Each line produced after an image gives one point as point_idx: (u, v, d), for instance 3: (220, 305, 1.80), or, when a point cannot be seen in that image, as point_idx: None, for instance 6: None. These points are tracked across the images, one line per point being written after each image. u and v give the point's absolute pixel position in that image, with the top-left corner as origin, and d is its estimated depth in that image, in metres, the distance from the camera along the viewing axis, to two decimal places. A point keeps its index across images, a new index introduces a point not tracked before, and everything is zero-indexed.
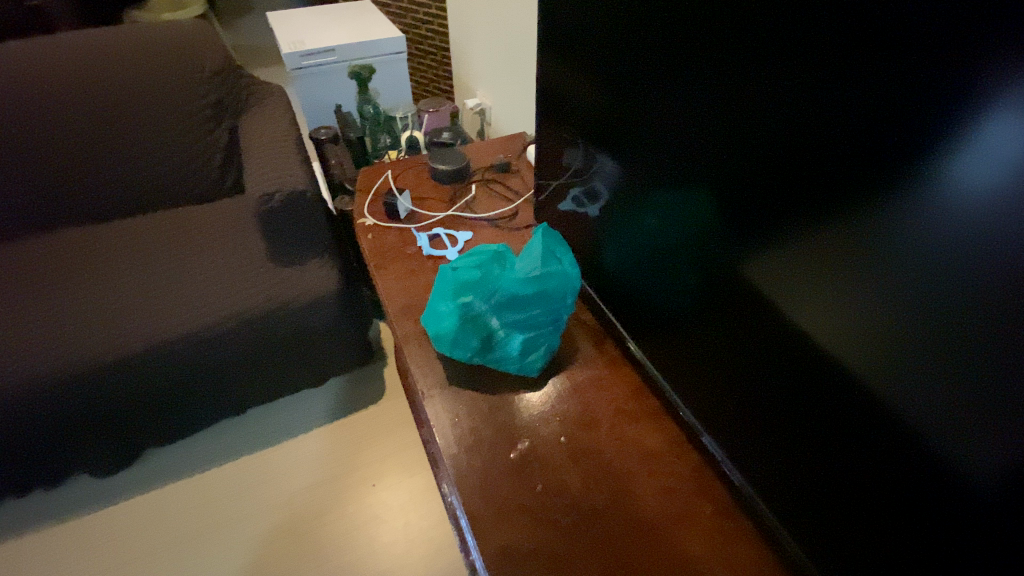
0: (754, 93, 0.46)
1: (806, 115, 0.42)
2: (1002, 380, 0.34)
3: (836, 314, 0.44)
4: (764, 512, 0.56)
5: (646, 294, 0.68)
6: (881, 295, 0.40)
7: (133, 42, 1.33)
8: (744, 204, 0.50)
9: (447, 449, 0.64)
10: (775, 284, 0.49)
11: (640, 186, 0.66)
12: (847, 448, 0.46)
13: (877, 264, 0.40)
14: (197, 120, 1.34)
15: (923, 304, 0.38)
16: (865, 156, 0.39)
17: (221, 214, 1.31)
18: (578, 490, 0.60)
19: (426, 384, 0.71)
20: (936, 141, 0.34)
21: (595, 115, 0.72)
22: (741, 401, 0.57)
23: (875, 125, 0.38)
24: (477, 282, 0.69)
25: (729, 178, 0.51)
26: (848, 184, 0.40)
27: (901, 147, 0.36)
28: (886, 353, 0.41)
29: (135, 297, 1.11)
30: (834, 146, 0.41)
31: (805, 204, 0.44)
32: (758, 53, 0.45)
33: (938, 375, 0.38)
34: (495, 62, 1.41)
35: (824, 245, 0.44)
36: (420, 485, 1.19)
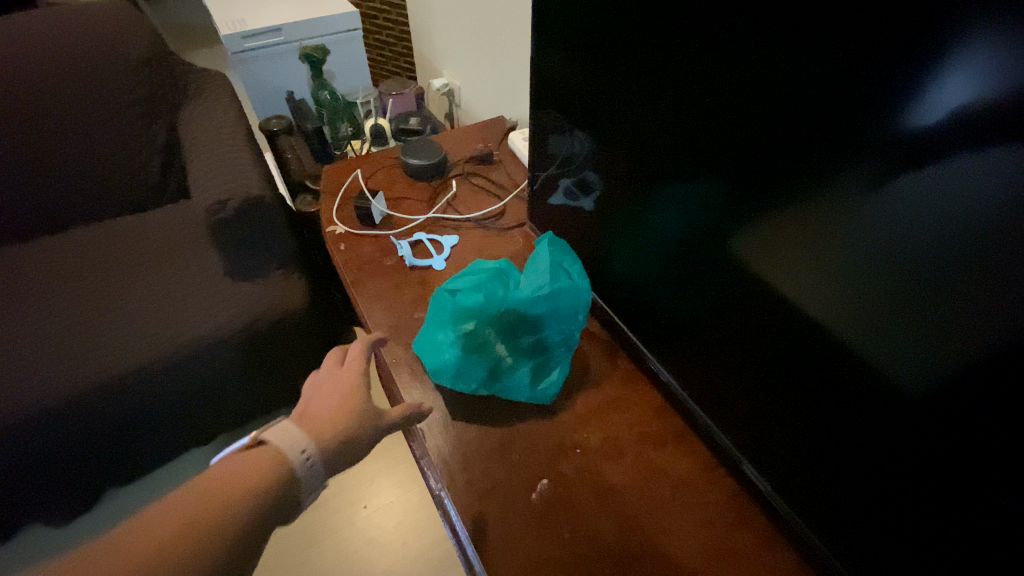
0: (750, 72, 0.43)
1: (792, 85, 0.40)
2: (988, 346, 0.34)
3: (835, 294, 0.43)
4: (814, 544, 0.52)
5: (666, 306, 0.62)
6: (863, 261, 0.40)
7: (40, 28, 1.14)
8: (734, 184, 0.48)
9: (460, 502, 0.57)
10: (760, 257, 0.48)
11: (651, 185, 0.59)
12: (921, 490, 0.41)
13: (848, 228, 0.40)
14: (128, 118, 1.17)
15: (901, 267, 0.37)
16: (848, 122, 0.37)
17: (167, 224, 1.16)
18: (610, 535, 0.55)
19: (428, 423, 0.63)
20: (916, 98, 0.33)
21: (596, 105, 0.63)
22: (771, 409, 0.53)
23: (861, 89, 0.36)
24: (479, 305, 0.62)
25: (718, 157, 0.49)
26: (819, 150, 0.40)
27: (887, 110, 0.35)
28: (876, 324, 0.40)
29: (75, 328, 0.98)
30: (810, 112, 0.39)
31: (791, 177, 0.43)
32: (786, 37, 0.39)
33: (926, 343, 0.37)
34: (461, 39, 1.29)
35: (809, 218, 0.43)
36: (415, 501, 1.13)
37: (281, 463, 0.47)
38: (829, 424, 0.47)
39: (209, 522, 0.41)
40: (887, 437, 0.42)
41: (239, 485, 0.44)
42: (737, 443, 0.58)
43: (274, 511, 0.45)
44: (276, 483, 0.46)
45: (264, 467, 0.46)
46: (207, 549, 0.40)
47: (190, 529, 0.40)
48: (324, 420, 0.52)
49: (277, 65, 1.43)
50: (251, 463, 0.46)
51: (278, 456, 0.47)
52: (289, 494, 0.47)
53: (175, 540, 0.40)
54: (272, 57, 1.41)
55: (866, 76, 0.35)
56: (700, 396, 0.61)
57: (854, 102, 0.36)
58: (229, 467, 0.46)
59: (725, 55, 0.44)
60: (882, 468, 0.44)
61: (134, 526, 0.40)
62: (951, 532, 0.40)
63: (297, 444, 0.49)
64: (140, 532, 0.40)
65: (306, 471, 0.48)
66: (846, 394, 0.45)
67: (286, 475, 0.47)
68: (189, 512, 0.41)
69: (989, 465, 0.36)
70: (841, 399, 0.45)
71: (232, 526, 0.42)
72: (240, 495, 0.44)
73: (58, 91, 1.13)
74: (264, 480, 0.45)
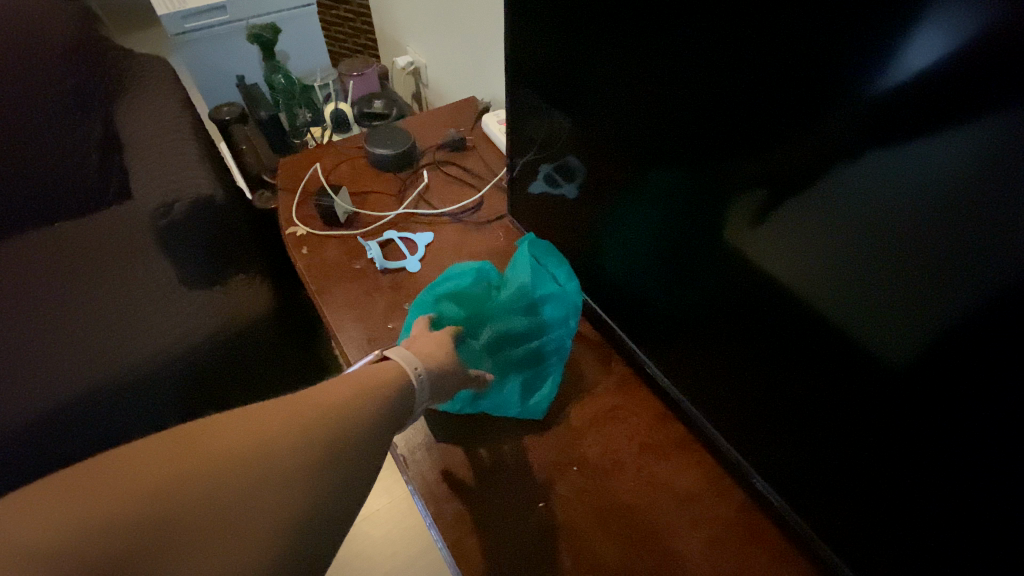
0: (755, 46, 0.37)
1: (780, 52, 0.35)
2: (1010, 326, 0.30)
3: (829, 280, 0.39)
4: (830, 559, 0.49)
5: (662, 305, 0.57)
6: (867, 241, 0.36)
7: None
8: (717, 167, 0.44)
9: (447, 535, 0.52)
10: (754, 242, 0.44)
11: (640, 174, 0.53)
12: (956, 510, 0.37)
13: (847, 203, 0.36)
14: (55, 112, 1.05)
15: (910, 245, 0.33)
16: (847, 87, 0.33)
17: (111, 229, 1.06)
18: (613, 561, 0.51)
19: (409, 445, 0.58)
20: (912, 47, 0.29)
21: (572, 85, 0.57)
22: (777, 415, 0.49)
23: (857, 49, 0.32)
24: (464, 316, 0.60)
25: (696, 136, 0.44)
26: (822, 122, 0.35)
27: (883, 72, 0.31)
28: (883, 309, 0.37)
29: (10, 351, 0.88)
30: (811, 82, 0.34)
31: (775, 153, 0.39)
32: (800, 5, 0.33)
33: (938, 325, 0.34)
34: (424, 12, 1.19)
35: (790, 196, 0.39)
36: (403, 509, 1.07)
37: (398, 386, 0.47)
38: (852, 436, 0.43)
39: (295, 457, 0.38)
40: (918, 455, 0.38)
41: (338, 420, 0.41)
42: (743, 451, 0.54)
43: (366, 460, 0.42)
44: (372, 428, 0.43)
45: (367, 401, 0.44)
46: (281, 491, 0.37)
47: (280, 454, 0.38)
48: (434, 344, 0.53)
49: (222, 46, 1.31)
50: (365, 389, 0.45)
51: (397, 372, 0.49)
52: (402, 413, 0.47)
53: (262, 461, 0.37)
54: (216, 38, 1.29)
55: (863, 35, 0.31)
56: (703, 400, 0.57)
57: (850, 65, 0.32)
58: (340, 390, 0.44)
59: (719, 24, 0.38)
60: (911, 485, 0.40)
61: (235, 429, 0.38)
62: (999, 560, 0.36)
63: (411, 359, 0.50)
64: (236, 439, 0.38)
65: (418, 389, 0.49)
66: (870, 409, 0.40)
67: (396, 402, 0.46)
68: (284, 435, 0.39)
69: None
70: (863, 413, 0.41)
71: (312, 472, 0.39)
72: (333, 433, 0.41)
73: None
74: (362, 420, 0.43)
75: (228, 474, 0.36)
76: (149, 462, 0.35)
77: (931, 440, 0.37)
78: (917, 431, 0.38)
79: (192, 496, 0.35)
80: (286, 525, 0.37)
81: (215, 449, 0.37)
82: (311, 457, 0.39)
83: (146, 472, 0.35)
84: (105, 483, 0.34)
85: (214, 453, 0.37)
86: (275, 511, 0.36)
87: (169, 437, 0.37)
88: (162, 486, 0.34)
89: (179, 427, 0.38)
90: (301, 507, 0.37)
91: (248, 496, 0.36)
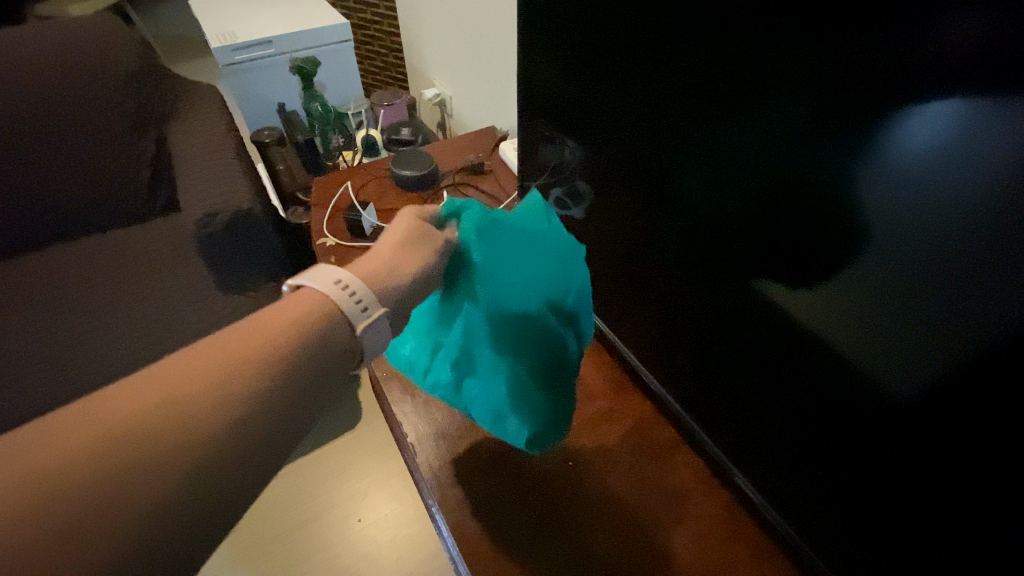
0: (723, 88, 0.42)
1: (747, 92, 0.41)
2: (982, 346, 0.33)
3: (820, 305, 0.42)
4: (807, 554, 0.52)
5: (658, 317, 0.63)
6: (867, 272, 0.38)
7: (23, 43, 1.14)
8: (705, 195, 0.49)
9: (447, 515, 0.58)
10: (755, 269, 0.47)
11: (640, 198, 0.58)
12: (911, 498, 0.41)
13: (850, 237, 0.38)
14: (116, 132, 1.17)
15: (903, 277, 0.36)
16: (828, 135, 0.36)
17: (156, 238, 1.15)
18: (600, 547, 0.55)
19: (415, 432, 0.66)
20: (870, 97, 0.33)
21: (579, 115, 0.63)
22: (764, 419, 0.53)
23: (811, 94, 0.36)
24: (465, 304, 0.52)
25: (687, 164, 0.49)
26: (813, 166, 0.38)
27: (856, 120, 0.35)
28: (869, 331, 0.39)
29: (59, 344, 0.96)
30: (791, 128, 0.39)
31: (757, 186, 0.43)
32: (759, 54, 0.39)
33: (923, 347, 0.36)
34: (452, 49, 1.29)
35: (790, 232, 0.42)
36: (410, 514, 1.11)
37: (309, 317, 0.40)
38: (826, 437, 0.47)
39: (179, 438, 0.33)
40: (877, 448, 0.42)
41: (228, 383, 0.36)
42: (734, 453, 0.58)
43: (333, 380, 0.41)
44: (279, 384, 0.38)
45: (268, 354, 0.38)
46: (175, 479, 0.33)
47: (221, 394, 0.35)
48: (371, 261, 0.46)
49: (266, 77, 1.43)
50: (264, 336, 0.38)
51: (315, 294, 0.42)
52: (328, 343, 0.40)
53: (213, 396, 0.35)
54: (261, 69, 1.41)
55: (820, 76, 0.35)
56: (700, 407, 0.61)
57: (810, 110, 0.37)
58: (233, 346, 0.38)
59: (697, 68, 0.44)
60: (871, 477, 0.44)
61: (103, 418, 0.33)
62: (947, 544, 0.40)
63: (333, 274, 0.43)
64: (106, 431, 0.33)
65: (348, 305, 0.42)
66: (836, 406, 0.44)
67: (309, 338, 0.40)
68: (160, 418, 0.34)
69: (995, 487, 0.35)
70: (832, 411, 0.45)
71: (209, 450, 0.34)
72: (223, 403, 0.35)
73: (45, 107, 1.13)
74: (265, 375, 0.37)
75: (102, 474, 0.31)
76: (96, 420, 0.33)
77: (886, 434, 0.41)
78: (873, 426, 0.42)
79: (106, 482, 0.31)
80: (187, 509, 0.33)
81: (167, 391, 0.35)
82: (201, 436, 0.34)
83: (76, 439, 0.32)
84: (61, 440, 0.32)
85: (166, 395, 0.35)
86: (199, 479, 0.33)
87: (115, 394, 0.35)
88: (119, 436, 0.33)
89: (125, 379, 0.36)
90: (253, 450, 0.36)
91: (132, 490, 0.32)
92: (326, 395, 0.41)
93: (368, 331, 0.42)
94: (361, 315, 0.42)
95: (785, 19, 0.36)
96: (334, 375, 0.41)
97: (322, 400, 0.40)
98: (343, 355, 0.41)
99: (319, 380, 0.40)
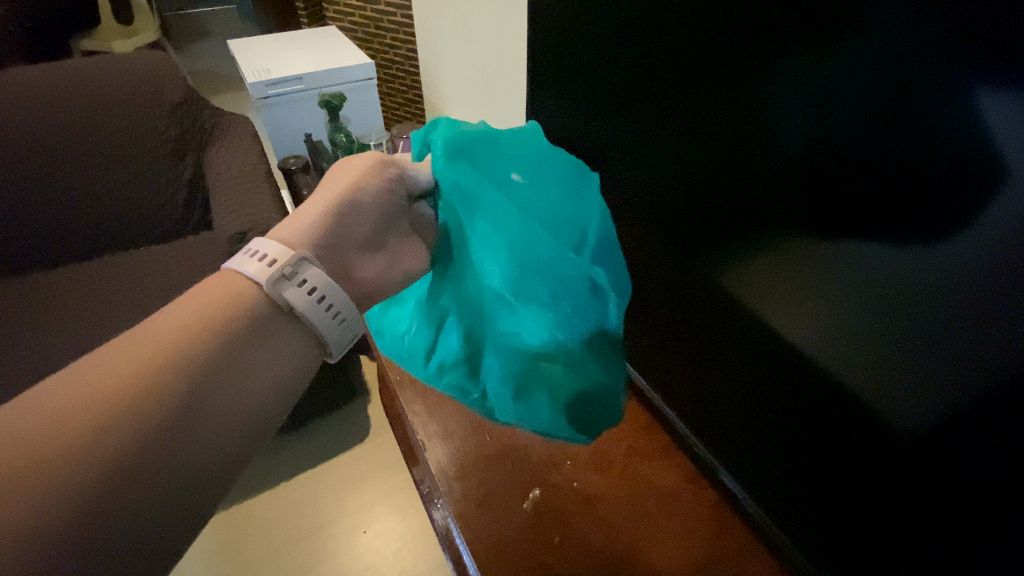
0: (712, 126, 0.51)
1: (731, 130, 0.49)
2: (945, 352, 0.39)
3: (835, 330, 0.46)
4: (784, 544, 0.60)
5: (657, 330, 0.70)
6: (855, 293, 0.44)
7: (83, 76, 1.26)
8: (703, 220, 0.56)
9: (457, 507, 0.69)
10: (750, 290, 0.54)
11: (647, 221, 0.65)
12: (878, 478, 0.47)
13: (840, 265, 0.44)
14: (158, 156, 1.27)
15: (886, 299, 0.42)
16: (812, 176, 0.43)
17: (188, 253, 1.23)
18: (596, 540, 0.64)
19: (428, 433, 0.77)
20: (841, 142, 0.41)
21: (581, 146, 0.71)
22: (761, 421, 0.58)
23: (786, 132, 0.44)
24: (458, 239, 0.55)
25: (698, 194, 0.55)
26: (804, 202, 0.45)
27: (833, 163, 0.42)
28: (848, 342, 0.46)
29: (94, 346, 1.03)
30: (781, 167, 0.46)
31: (749, 214, 0.50)
32: (741, 96, 0.47)
33: (898, 355, 0.42)
34: (468, 88, 1.40)
35: (787, 259, 0.49)
36: (415, 526, 1.14)
37: (231, 293, 0.43)
38: (812, 431, 0.52)
39: (129, 405, 0.36)
40: (846, 435, 0.48)
41: (162, 354, 0.38)
42: (731, 456, 0.64)
43: (296, 344, 0.45)
44: (209, 354, 0.40)
45: (211, 317, 0.41)
46: (123, 444, 0.35)
47: (187, 353, 0.39)
48: (291, 221, 0.50)
49: (297, 110, 1.54)
50: (195, 311, 0.41)
51: (236, 274, 0.45)
52: (255, 317, 0.43)
53: (176, 354, 0.39)
54: (292, 103, 1.52)
55: (823, 112, 0.41)
56: (702, 412, 0.67)
57: (787, 148, 0.44)
58: (168, 322, 0.41)
59: (686, 108, 0.53)
60: (841, 462, 0.50)
61: (64, 391, 0.36)
62: (909, 519, 0.45)
63: (247, 244, 0.46)
64: (67, 401, 0.35)
65: (260, 268, 0.44)
66: (811, 398, 0.51)
67: (234, 311, 0.42)
68: (109, 387, 0.36)
69: (951, 463, 0.40)
70: (811, 406, 0.51)
71: (154, 418, 0.36)
72: (160, 374, 0.37)
73: (97, 132, 1.23)
74: (196, 345, 0.40)
75: (68, 440, 0.34)
76: (75, 387, 0.36)
77: (853, 423, 0.47)
78: (844, 413, 0.48)
79: (94, 432, 0.34)
80: (137, 472, 0.35)
81: (140, 354, 0.38)
82: (143, 403, 0.36)
83: (61, 402, 0.35)
84: (50, 403, 0.35)
85: (139, 357, 0.38)
86: (180, 423, 0.37)
87: (91, 363, 0.38)
88: (100, 395, 0.36)
89: (97, 352, 0.39)
90: (229, 401, 0.40)
91: (125, 436, 0.35)
92: (292, 357, 0.44)
93: (286, 284, 0.44)
94: (274, 270, 0.44)
95: (772, 65, 0.44)
96: (268, 344, 0.43)
97: (293, 361, 0.44)
98: (272, 320, 0.44)
99: (283, 344, 0.44)
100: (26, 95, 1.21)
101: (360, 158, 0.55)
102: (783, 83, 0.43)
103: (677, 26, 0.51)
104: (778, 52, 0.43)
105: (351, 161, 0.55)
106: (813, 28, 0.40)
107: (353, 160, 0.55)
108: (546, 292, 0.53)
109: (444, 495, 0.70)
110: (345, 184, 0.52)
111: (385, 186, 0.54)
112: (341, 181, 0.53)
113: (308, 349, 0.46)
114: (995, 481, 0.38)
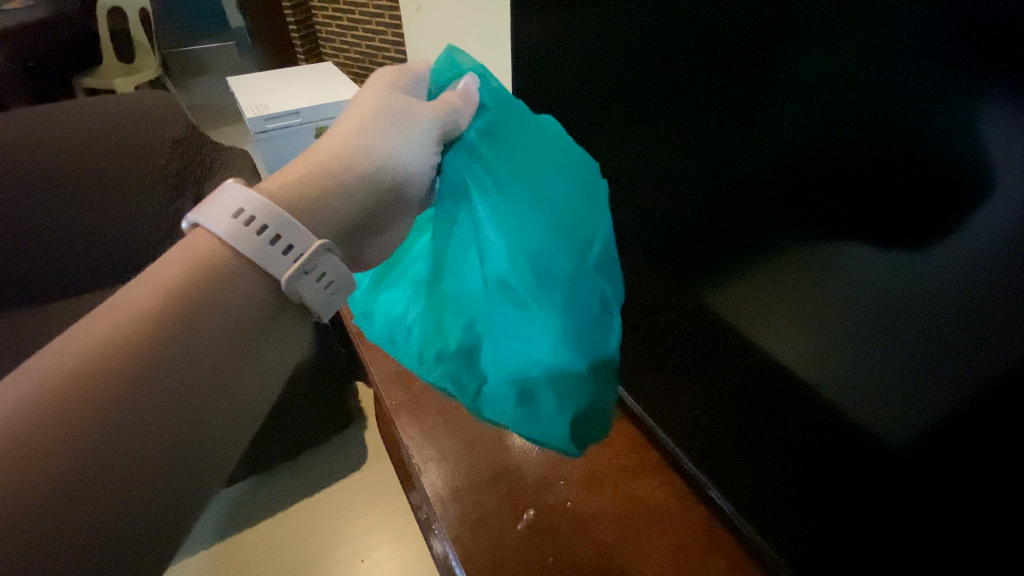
0: (701, 153, 0.53)
1: (719, 158, 0.51)
2: (930, 371, 0.40)
3: (825, 347, 0.48)
4: (773, 560, 0.61)
5: (649, 351, 0.72)
6: (844, 313, 0.45)
7: (85, 114, 1.29)
8: (694, 240, 0.58)
9: (451, 529, 0.70)
10: (740, 309, 0.55)
11: (639, 243, 0.67)
12: (862, 489, 0.48)
13: (829, 286, 0.46)
14: (158, 191, 1.29)
15: (875, 319, 0.43)
16: (801, 200, 0.45)
17: None
18: (589, 559, 0.66)
19: (424, 456, 0.79)
20: (823, 167, 0.42)
21: None
22: (749, 436, 0.59)
23: (770, 160, 0.46)
24: (512, 200, 0.55)
25: (690, 217, 0.57)
26: (796, 225, 0.46)
27: (817, 191, 0.43)
28: (836, 359, 0.47)
29: None
30: (769, 189, 0.47)
31: (740, 236, 0.52)
32: (727, 126, 0.49)
33: (886, 375, 0.44)
34: None
35: (779, 279, 0.50)
36: (411, 553, 1.13)
37: (208, 259, 0.41)
38: (797, 444, 0.54)
39: (103, 402, 0.34)
40: (830, 449, 0.50)
41: (144, 339, 0.36)
42: (721, 472, 0.65)
43: (280, 305, 0.44)
44: (188, 340, 0.38)
45: (184, 284, 0.39)
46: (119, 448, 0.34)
47: (163, 323, 0.37)
48: (309, 157, 0.50)
49: (294, 142, 1.59)
50: (170, 282, 0.39)
51: (229, 242, 0.41)
52: (238, 291, 0.41)
53: (151, 326, 0.37)
54: (289, 136, 1.57)
55: (812, 136, 0.42)
56: (689, 428, 0.69)
57: (773, 175, 0.46)
58: (134, 300, 0.38)
59: (674, 138, 0.55)
60: (825, 475, 0.51)
61: (36, 380, 0.34)
62: (891, 529, 0.47)
63: (234, 204, 0.41)
64: (35, 395, 0.33)
65: (275, 255, 0.41)
66: (796, 415, 0.53)
67: (213, 277, 0.40)
68: (73, 372, 0.34)
69: (927, 474, 0.42)
70: (795, 422, 0.53)
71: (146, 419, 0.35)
72: (128, 356, 0.36)
73: (99, 170, 1.26)
74: (174, 329, 0.38)
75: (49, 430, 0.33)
76: (47, 375, 0.34)
77: (834, 435, 0.49)
78: (829, 429, 0.50)
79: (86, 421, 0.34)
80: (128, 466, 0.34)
81: (106, 330, 0.36)
82: (116, 404, 0.34)
83: (31, 391, 0.34)
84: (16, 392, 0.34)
85: (107, 335, 0.36)
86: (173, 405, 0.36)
87: (53, 348, 0.36)
88: (75, 383, 0.34)
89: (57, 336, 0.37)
90: (214, 368, 0.39)
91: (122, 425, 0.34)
92: (275, 318, 0.44)
93: (302, 277, 0.42)
94: (291, 262, 0.42)
95: (754, 94, 0.45)
96: (256, 312, 0.42)
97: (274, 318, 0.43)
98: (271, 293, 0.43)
99: (267, 303, 0.43)
100: (30, 135, 1.24)
101: (409, 99, 0.54)
102: (761, 113, 0.45)
103: (658, 60, 0.53)
104: (762, 81, 0.44)
105: (366, 95, 0.55)
106: (791, 65, 0.42)
107: (403, 100, 0.53)
108: (554, 297, 0.55)
109: (437, 520, 0.71)
110: (370, 131, 0.51)
111: (399, 122, 0.52)
112: (379, 130, 0.52)
113: (289, 325, 0.45)
114: (969, 493, 0.40)
